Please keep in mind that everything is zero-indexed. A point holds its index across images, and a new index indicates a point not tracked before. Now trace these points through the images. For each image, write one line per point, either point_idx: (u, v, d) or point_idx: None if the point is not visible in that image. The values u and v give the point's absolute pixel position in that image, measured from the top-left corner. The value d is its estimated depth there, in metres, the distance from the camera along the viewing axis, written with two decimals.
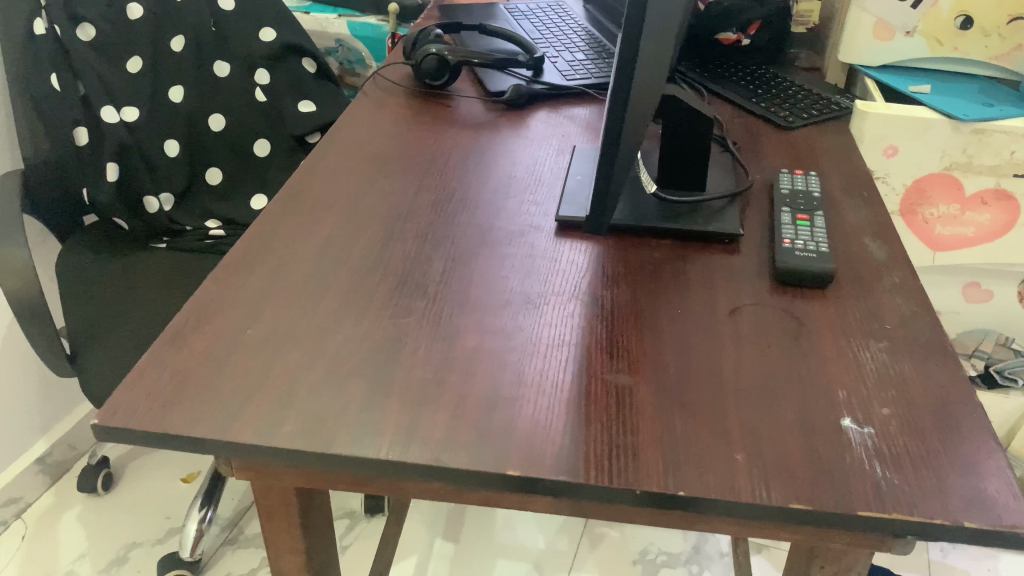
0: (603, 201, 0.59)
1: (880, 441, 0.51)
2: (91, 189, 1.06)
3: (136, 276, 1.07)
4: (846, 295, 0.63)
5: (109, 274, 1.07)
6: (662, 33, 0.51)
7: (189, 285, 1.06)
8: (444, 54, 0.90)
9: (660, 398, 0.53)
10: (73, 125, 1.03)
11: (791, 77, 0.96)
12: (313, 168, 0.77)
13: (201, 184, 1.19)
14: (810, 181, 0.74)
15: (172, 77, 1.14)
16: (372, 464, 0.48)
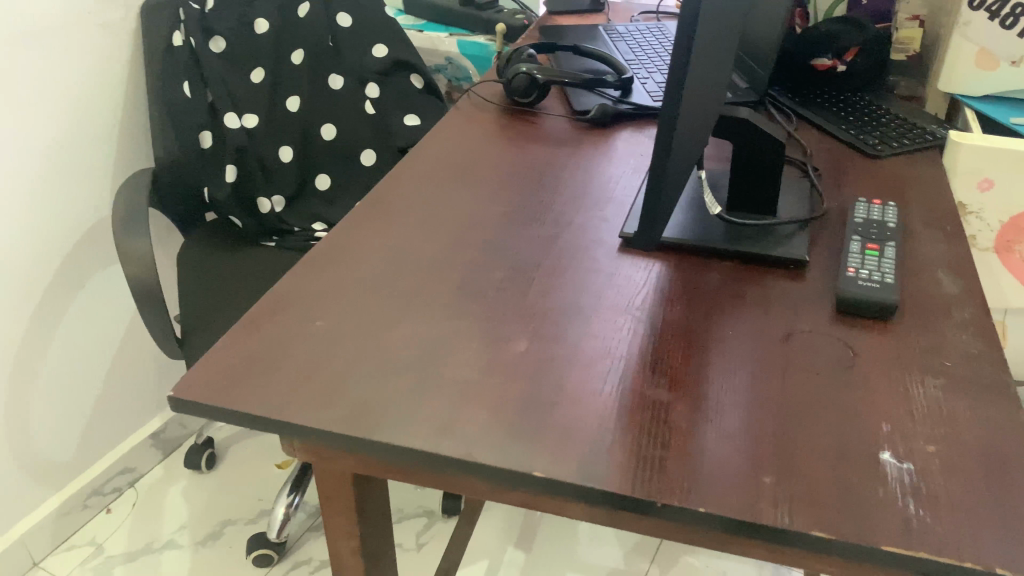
0: (657, 216, 0.60)
1: (918, 478, 0.50)
2: (212, 188, 1.14)
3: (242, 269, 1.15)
4: (909, 328, 0.62)
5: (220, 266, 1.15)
6: (714, 58, 0.52)
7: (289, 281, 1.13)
8: (534, 72, 0.93)
9: (698, 414, 0.54)
10: (198, 129, 1.12)
11: (888, 105, 0.94)
12: (398, 175, 0.81)
13: (311, 190, 1.24)
14: (887, 211, 0.72)
15: (290, 89, 1.20)
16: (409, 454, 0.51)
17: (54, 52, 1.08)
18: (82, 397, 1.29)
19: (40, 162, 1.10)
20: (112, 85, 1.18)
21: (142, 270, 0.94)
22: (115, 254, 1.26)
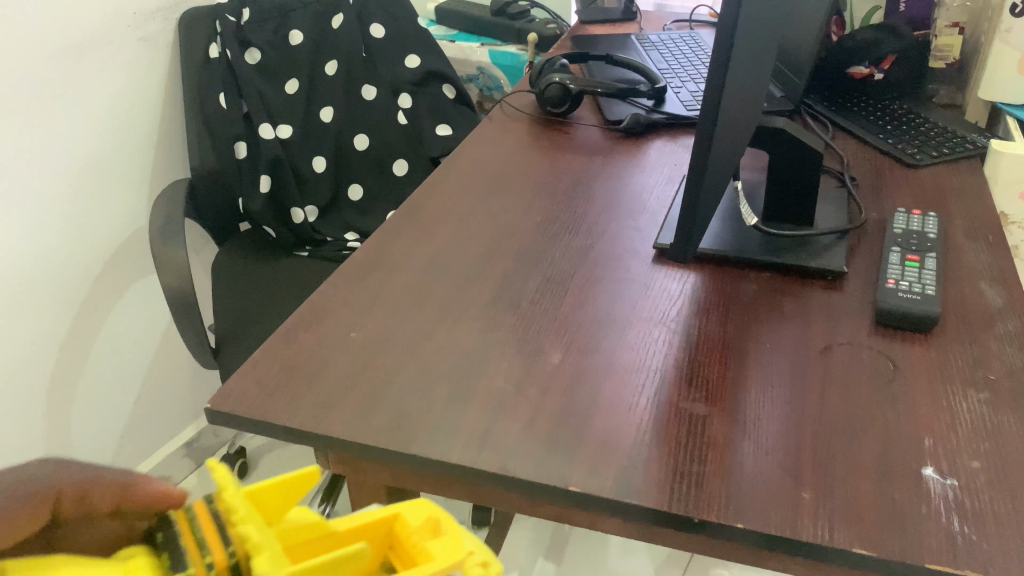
0: (692, 227, 0.60)
1: (963, 494, 0.49)
2: (246, 199, 1.15)
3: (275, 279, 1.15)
4: (952, 340, 0.60)
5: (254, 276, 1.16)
6: (751, 68, 0.52)
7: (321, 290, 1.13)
8: (567, 83, 0.93)
9: (736, 428, 0.53)
10: (234, 138, 1.13)
11: (927, 113, 0.92)
12: (432, 185, 0.82)
13: (344, 200, 1.25)
14: (928, 222, 0.71)
15: (324, 99, 1.20)
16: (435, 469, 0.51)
17: (94, 66, 1.10)
18: (118, 406, 1.31)
19: (80, 174, 1.12)
20: (150, 98, 1.20)
21: (178, 280, 0.95)
22: (150, 264, 1.28)
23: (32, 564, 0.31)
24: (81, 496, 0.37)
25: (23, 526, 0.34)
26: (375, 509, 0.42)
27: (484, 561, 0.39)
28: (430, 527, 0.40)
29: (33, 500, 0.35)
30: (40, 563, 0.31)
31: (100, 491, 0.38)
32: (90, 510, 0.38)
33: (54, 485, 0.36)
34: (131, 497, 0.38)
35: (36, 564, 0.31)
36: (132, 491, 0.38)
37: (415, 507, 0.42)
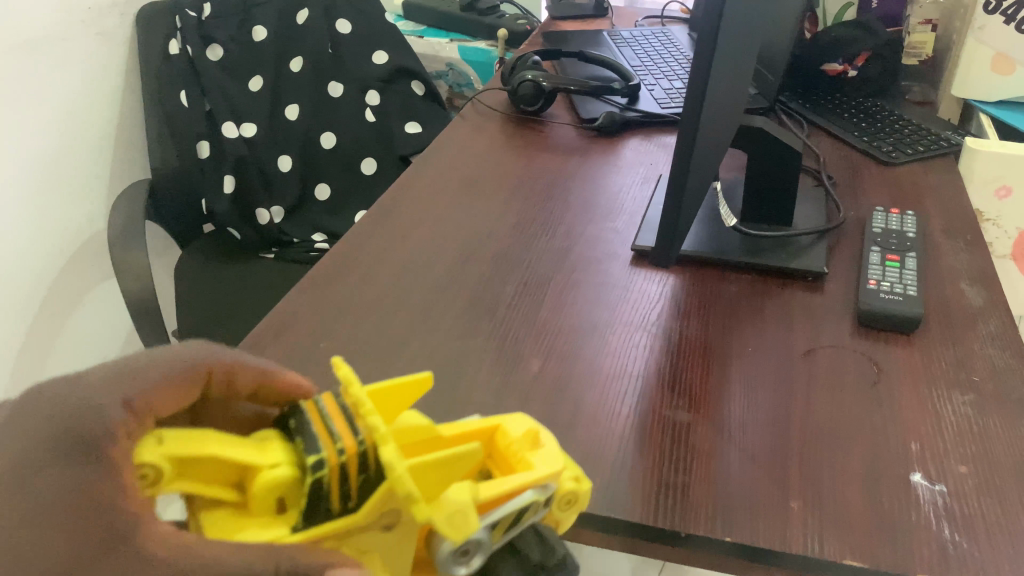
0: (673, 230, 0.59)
1: (952, 500, 0.48)
2: (209, 200, 1.12)
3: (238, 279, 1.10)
4: (935, 342, 0.60)
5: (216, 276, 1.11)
6: (734, 68, 0.51)
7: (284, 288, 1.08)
8: (540, 80, 0.92)
9: (721, 436, 0.52)
10: (196, 138, 1.10)
11: (900, 110, 0.92)
12: (404, 187, 0.79)
13: (311, 200, 1.21)
14: (906, 220, 0.71)
15: (290, 96, 1.17)
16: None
17: (49, 64, 1.06)
18: None
19: (36, 175, 1.08)
20: (108, 96, 1.17)
21: (140, 283, 0.92)
22: (109, 268, 1.24)
23: (188, 438, 0.32)
24: (229, 380, 0.37)
25: (185, 397, 0.35)
26: (474, 417, 0.41)
27: (575, 475, 0.41)
28: (531, 438, 0.39)
29: (193, 376, 0.35)
30: (201, 438, 0.32)
31: (244, 374, 0.38)
32: (234, 394, 0.38)
33: (207, 363, 0.36)
34: (267, 389, 0.39)
35: (193, 439, 0.32)
36: (272, 379, 0.39)
37: (518, 418, 0.41)
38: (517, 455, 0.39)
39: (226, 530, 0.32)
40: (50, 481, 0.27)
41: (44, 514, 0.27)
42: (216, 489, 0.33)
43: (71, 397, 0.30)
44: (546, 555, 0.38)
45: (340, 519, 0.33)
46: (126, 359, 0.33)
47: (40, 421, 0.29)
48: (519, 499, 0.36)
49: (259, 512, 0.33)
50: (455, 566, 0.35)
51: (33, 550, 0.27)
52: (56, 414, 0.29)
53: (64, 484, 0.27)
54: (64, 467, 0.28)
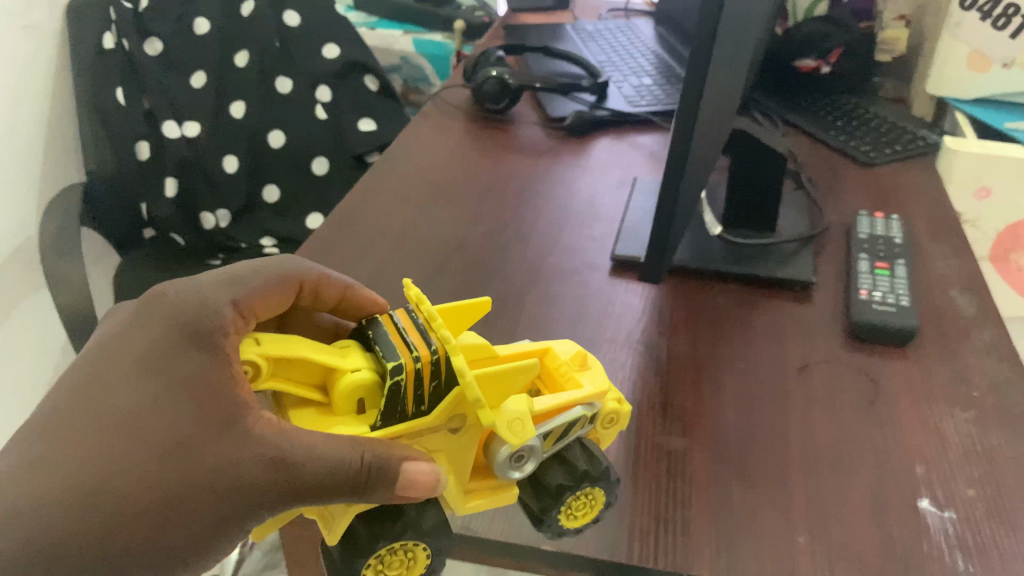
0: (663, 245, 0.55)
1: (962, 528, 0.44)
2: (151, 205, 1.04)
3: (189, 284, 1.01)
4: (932, 354, 0.57)
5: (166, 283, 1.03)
6: (731, 71, 0.47)
7: None
8: (504, 77, 0.88)
9: (718, 465, 0.48)
10: (136, 139, 1.01)
11: (873, 108, 0.91)
12: (367, 192, 0.75)
13: (259, 203, 1.10)
14: (892, 225, 0.68)
15: (235, 92, 1.06)
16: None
17: None
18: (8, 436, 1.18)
19: None
20: (41, 93, 1.09)
21: (74, 295, 0.85)
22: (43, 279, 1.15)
23: (283, 341, 0.37)
24: (317, 291, 0.45)
25: (281, 300, 0.43)
26: (527, 340, 0.46)
27: (618, 397, 0.46)
28: (577, 360, 0.45)
29: (288, 283, 0.43)
30: (293, 342, 0.37)
31: (329, 289, 0.45)
32: (319, 305, 0.46)
33: (300, 276, 0.44)
34: (349, 302, 0.46)
35: (286, 342, 0.37)
36: (352, 292, 0.46)
37: (565, 342, 0.47)
38: (566, 375, 0.44)
39: (315, 423, 0.38)
40: (182, 370, 0.35)
41: (176, 397, 0.35)
42: (306, 388, 0.38)
43: (194, 305, 0.38)
44: (592, 465, 0.42)
45: (412, 420, 0.38)
46: (231, 274, 0.41)
47: (171, 326, 0.37)
48: (570, 414, 0.42)
49: (342, 411, 0.38)
50: (510, 470, 0.40)
51: (166, 426, 0.34)
52: (185, 319, 0.37)
53: (190, 370, 0.35)
54: (192, 358, 0.35)
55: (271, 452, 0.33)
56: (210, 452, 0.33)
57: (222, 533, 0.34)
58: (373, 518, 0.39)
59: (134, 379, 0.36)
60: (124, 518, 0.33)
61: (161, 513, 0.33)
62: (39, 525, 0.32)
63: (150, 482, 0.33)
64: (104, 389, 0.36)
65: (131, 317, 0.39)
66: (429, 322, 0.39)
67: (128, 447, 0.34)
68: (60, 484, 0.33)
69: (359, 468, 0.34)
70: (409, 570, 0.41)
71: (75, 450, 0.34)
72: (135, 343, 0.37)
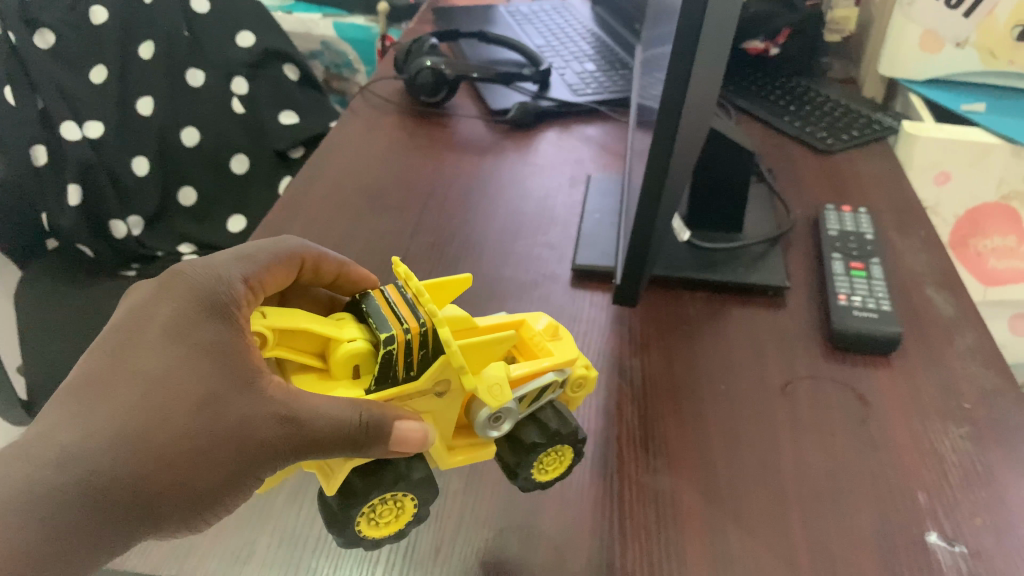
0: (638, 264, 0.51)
1: (976, 563, 0.41)
2: (51, 215, 0.85)
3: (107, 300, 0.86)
4: (916, 362, 0.54)
5: (82, 303, 0.86)
6: (712, 70, 0.42)
7: None
8: (440, 67, 0.81)
9: (710, 506, 0.44)
10: (30, 142, 0.82)
11: (824, 90, 0.88)
12: (295, 205, 0.67)
13: (174, 206, 0.96)
14: (861, 220, 0.65)
15: (142, 87, 0.91)
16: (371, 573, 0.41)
17: None
18: None
19: None
20: None
21: None
22: None
23: (282, 312, 0.37)
24: (318, 267, 0.45)
25: (284, 275, 0.42)
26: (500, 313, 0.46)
27: (585, 363, 0.46)
28: (550, 331, 0.45)
29: (290, 260, 0.43)
30: (293, 313, 0.37)
31: (328, 264, 0.45)
32: (318, 279, 0.46)
33: (301, 254, 0.44)
34: (344, 279, 0.47)
35: (285, 313, 0.37)
36: (349, 270, 0.47)
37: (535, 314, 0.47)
38: (538, 344, 0.44)
39: (314, 386, 0.38)
40: (203, 334, 0.34)
41: (197, 360, 0.33)
42: (305, 356, 0.38)
43: (205, 275, 0.37)
44: (563, 425, 0.42)
45: (404, 386, 0.38)
46: (240, 252, 0.40)
47: (188, 295, 0.36)
48: (544, 379, 0.42)
49: (340, 376, 0.38)
50: (489, 430, 0.42)
51: (188, 385, 0.33)
52: (203, 289, 0.36)
53: (211, 338, 0.34)
54: (215, 325, 0.34)
55: (282, 409, 0.33)
56: (233, 410, 0.33)
57: (233, 489, 0.33)
58: (368, 472, 0.38)
59: (156, 342, 0.34)
60: (147, 472, 0.31)
61: (182, 469, 0.32)
62: (55, 482, 0.30)
63: (176, 435, 0.32)
64: (122, 359, 0.34)
65: (145, 290, 0.37)
66: (417, 298, 0.39)
67: (151, 401, 0.32)
68: (78, 437, 0.31)
69: (360, 428, 0.34)
70: (400, 521, 0.40)
71: (93, 409, 0.32)
72: (152, 314, 0.35)
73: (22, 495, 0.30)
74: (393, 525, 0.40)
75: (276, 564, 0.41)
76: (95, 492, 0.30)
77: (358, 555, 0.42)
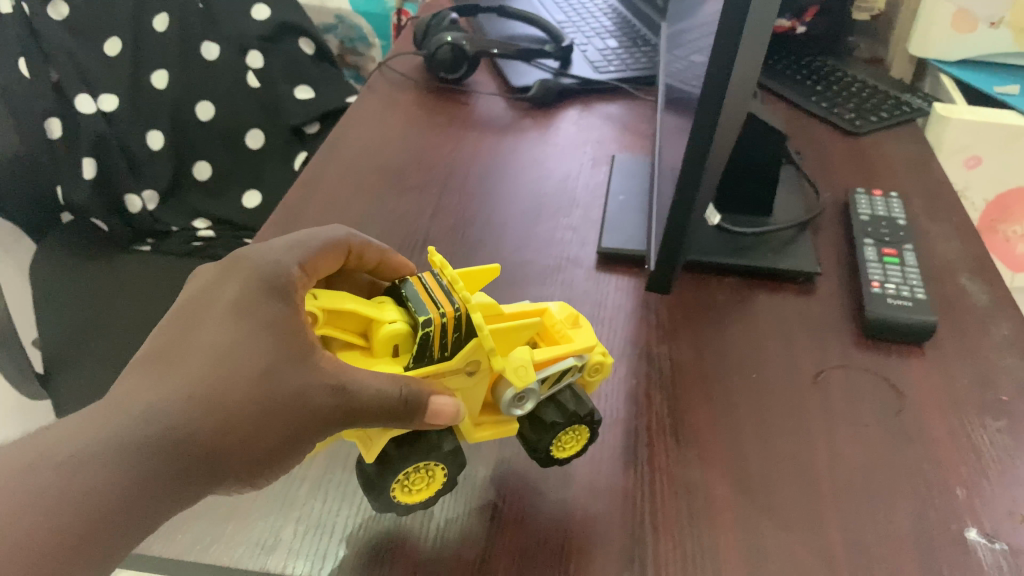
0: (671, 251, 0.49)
1: (1018, 562, 0.40)
2: (65, 190, 0.84)
3: (121, 276, 0.85)
4: (951, 353, 0.52)
5: (95, 278, 0.85)
6: (756, 52, 0.41)
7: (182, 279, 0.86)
8: (460, 43, 0.80)
9: (743, 498, 0.43)
10: (44, 116, 0.81)
11: (850, 70, 0.86)
12: (313, 184, 0.66)
13: (188, 180, 0.94)
14: (892, 205, 0.64)
15: (154, 60, 0.89)
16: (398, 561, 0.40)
17: None
18: None
19: None
20: None
21: None
22: None
23: (331, 295, 0.38)
24: (361, 254, 0.46)
25: (331, 262, 0.44)
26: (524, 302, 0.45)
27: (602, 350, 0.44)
28: (570, 319, 0.45)
29: (336, 247, 0.44)
30: (341, 296, 0.39)
31: (371, 251, 0.46)
32: (361, 265, 0.47)
33: (348, 239, 0.45)
34: (386, 265, 0.48)
35: (333, 296, 0.38)
36: (390, 258, 0.48)
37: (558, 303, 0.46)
38: (559, 331, 0.44)
39: (358, 362, 0.39)
40: (264, 313, 0.36)
41: (259, 334, 0.35)
42: (348, 335, 0.39)
43: (266, 262, 0.39)
44: (580, 407, 0.42)
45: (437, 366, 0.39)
46: (295, 239, 0.42)
47: (250, 279, 0.38)
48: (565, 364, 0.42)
49: (380, 354, 0.39)
50: (512, 409, 0.42)
51: (251, 357, 0.34)
52: (262, 274, 0.38)
53: (272, 315, 0.36)
54: (275, 305, 0.37)
55: (332, 382, 0.35)
56: (290, 380, 0.34)
57: (287, 457, 0.35)
58: (404, 441, 0.39)
59: (223, 319, 0.36)
60: (215, 434, 0.33)
61: (246, 431, 0.33)
62: (134, 436, 0.32)
63: (239, 401, 0.33)
64: (191, 334, 0.36)
65: (209, 273, 0.40)
66: (452, 285, 0.40)
67: (218, 370, 0.34)
68: (153, 398, 0.33)
69: (401, 401, 0.35)
70: (432, 487, 0.41)
71: (167, 374, 0.34)
72: (220, 294, 0.38)
73: (101, 446, 0.31)
74: (426, 491, 0.40)
75: (301, 552, 0.40)
76: (168, 447, 0.32)
77: (386, 542, 0.41)
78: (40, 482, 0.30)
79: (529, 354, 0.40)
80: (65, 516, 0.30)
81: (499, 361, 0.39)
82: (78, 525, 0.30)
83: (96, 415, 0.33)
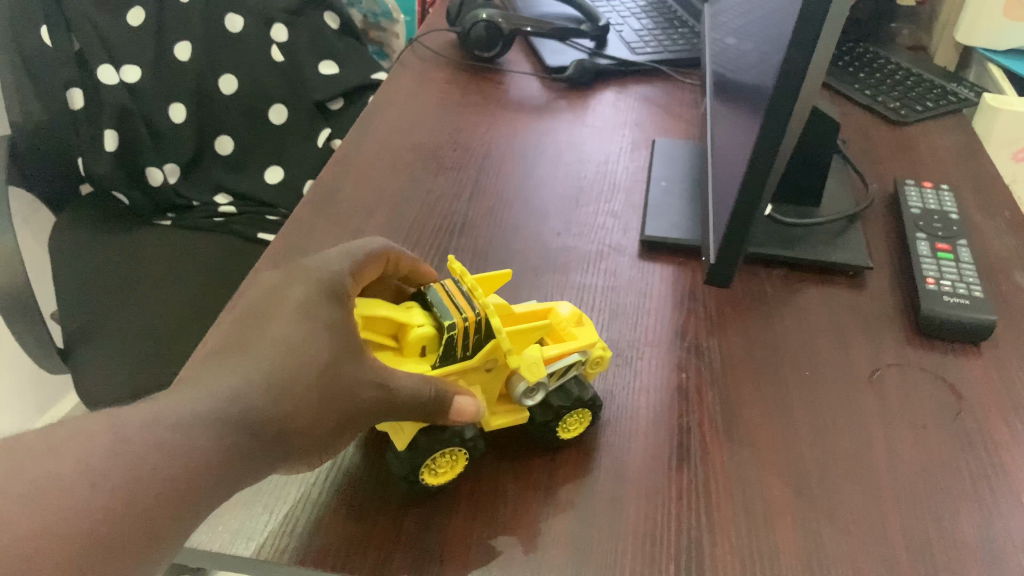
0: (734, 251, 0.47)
1: None
2: (87, 161, 0.82)
3: (143, 253, 0.83)
4: (1009, 353, 0.51)
5: (117, 252, 0.83)
6: None
7: (203, 258, 0.84)
8: (496, 20, 0.78)
9: (801, 501, 0.42)
10: (67, 86, 0.78)
11: (893, 56, 0.84)
12: (348, 161, 0.65)
13: (210, 153, 0.91)
14: (943, 197, 0.62)
15: (180, 30, 0.85)
16: (446, 552, 0.38)
17: None
18: None
19: None
20: None
21: None
22: None
23: (362, 302, 0.39)
24: (398, 262, 0.44)
25: (373, 272, 0.43)
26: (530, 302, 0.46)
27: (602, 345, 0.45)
28: (575, 319, 0.45)
29: (380, 258, 0.43)
30: (370, 303, 0.39)
31: (407, 259, 0.45)
32: (395, 274, 0.45)
33: (387, 250, 0.43)
34: (417, 274, 0.46)
35: (364, 303, 0.39)
36: (422, 267, 0.47)
37: (563, 302, 0.46)
38: (565, 329, 0.44)
39: (389, 363, 0.39)
40: (324, 314, 0.36)
41: (320, 331, 0.35)
42: (379, 337, 0.39)
43: (323, 267, 0.39)
44: (584, 390, 0.43)
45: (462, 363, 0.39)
46: (345, 248, 0.42)
47: (312, 284, 0.37)
48: (571, 358, 0.43)
49: (410, 354, 0.39)
50: (524, 399, 0.42)
51: (315, 352, 0.35)
52: (322, 280, 0.38)
53: (332, 319, 0.36)
54: (334, 308, 0.37)
55: (379, 377, 0.36)
56: (347, 374, 0.35)
57: (340, 442, 0.36)
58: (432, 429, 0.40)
59: (291, 316, 0.36)
60: (285, 418, 0.33)
61: (312, 418, 0.34)
62: (218, 411, 0.32)
63: (306, 395, 0.34)
64: (258, 328, 0.35)
65: (270, 279, 0.39)
66: (471, 291, 0.41)
67: (289, 364, 0.34)
68: (234, 379, 0.33)
69: (433, 400, 0.36)
70: (452, 471, 0.41)
71: (244, 362, 0.34)
72: (286, 293, 0.37)
73: (186, 417, 0.31)
74: (448, 476, 0.41)
75: (346, 547, 0.38)
76: (247, 425, 0.32)
77: (433, 533, 0.39)
78: (130, 445, 0.30)
79: (540, 351, 0.41)
80: (139, 498, 0.29)
81: (514, 357, 0.39)
82: (158, 498, 0.29)
83: (184, 393, 0.32)
